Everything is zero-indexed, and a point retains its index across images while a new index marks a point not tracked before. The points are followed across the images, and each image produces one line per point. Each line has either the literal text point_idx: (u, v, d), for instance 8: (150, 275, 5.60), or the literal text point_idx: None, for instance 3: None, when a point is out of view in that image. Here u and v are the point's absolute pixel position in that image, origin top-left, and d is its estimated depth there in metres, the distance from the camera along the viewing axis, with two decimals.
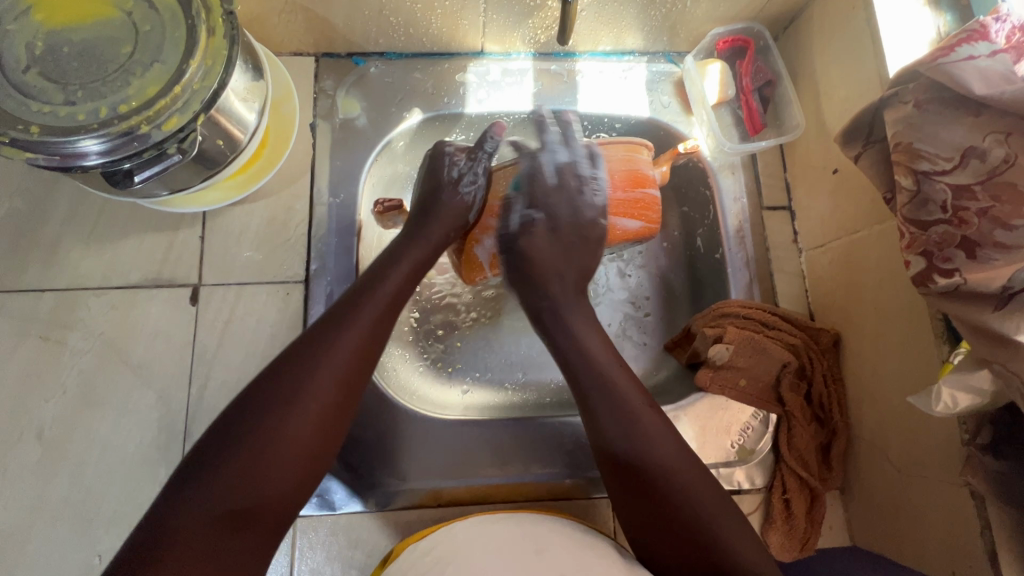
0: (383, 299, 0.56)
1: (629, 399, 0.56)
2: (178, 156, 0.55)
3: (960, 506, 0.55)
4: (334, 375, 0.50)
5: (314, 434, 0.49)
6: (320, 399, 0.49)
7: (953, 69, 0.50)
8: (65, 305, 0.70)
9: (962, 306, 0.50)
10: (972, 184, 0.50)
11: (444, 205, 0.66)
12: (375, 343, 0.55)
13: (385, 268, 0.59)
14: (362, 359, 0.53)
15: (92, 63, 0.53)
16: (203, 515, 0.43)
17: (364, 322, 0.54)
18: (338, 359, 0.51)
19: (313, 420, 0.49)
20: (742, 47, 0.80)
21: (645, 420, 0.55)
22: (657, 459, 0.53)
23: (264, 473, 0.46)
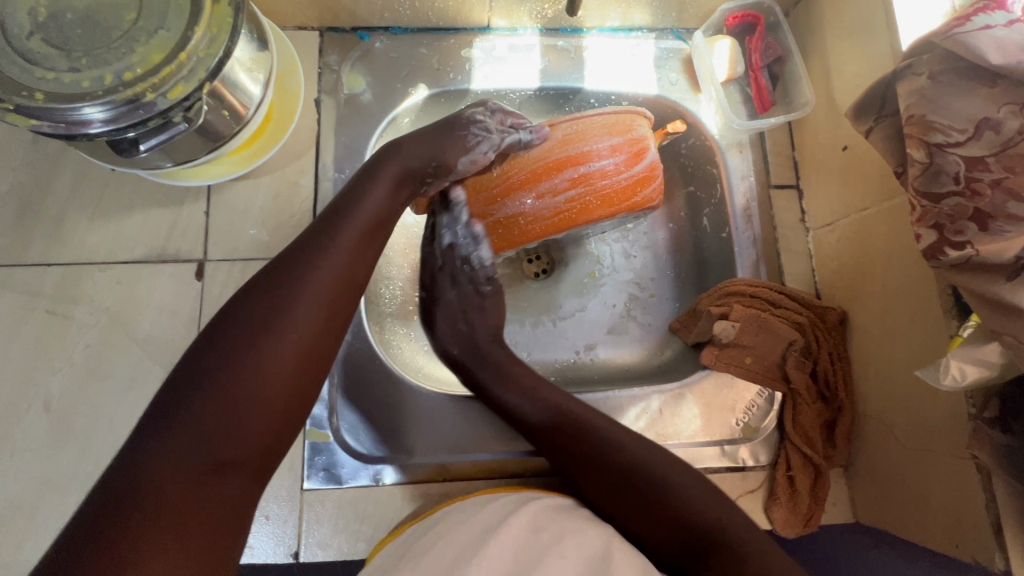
0: (359, 224, 0.56)
1: (582, 417, 0.63)
2: (184, 125, 0.55)
3: (967, 480, 0.55)
4: (314, 304, 0.51)
5: (294, 365, 0.49)
6: (302, 325, 0.50)
7: (968, 39, 0.50)
8: (70, 279, 0.70)
9: (972, 277, 0.50)
10: (985, 156, 0.49)
11: (445, 140, 0.62)
12: (352, 276, 0.54)
13: (363, 187, 0.59)
14: (343, 287, 0.53)
15: (95, 30, 0.52)
16: (184, 457, 0.43)
17: (345, 249, 0.54)
18: (318, 286, 0.51)
19: (295, 352, 0.49)
20: (752, 23, 0.79)
21: (624, 434, 0.61)
22: (623, 457, 0.59)
23: (244, 405, 0.46)
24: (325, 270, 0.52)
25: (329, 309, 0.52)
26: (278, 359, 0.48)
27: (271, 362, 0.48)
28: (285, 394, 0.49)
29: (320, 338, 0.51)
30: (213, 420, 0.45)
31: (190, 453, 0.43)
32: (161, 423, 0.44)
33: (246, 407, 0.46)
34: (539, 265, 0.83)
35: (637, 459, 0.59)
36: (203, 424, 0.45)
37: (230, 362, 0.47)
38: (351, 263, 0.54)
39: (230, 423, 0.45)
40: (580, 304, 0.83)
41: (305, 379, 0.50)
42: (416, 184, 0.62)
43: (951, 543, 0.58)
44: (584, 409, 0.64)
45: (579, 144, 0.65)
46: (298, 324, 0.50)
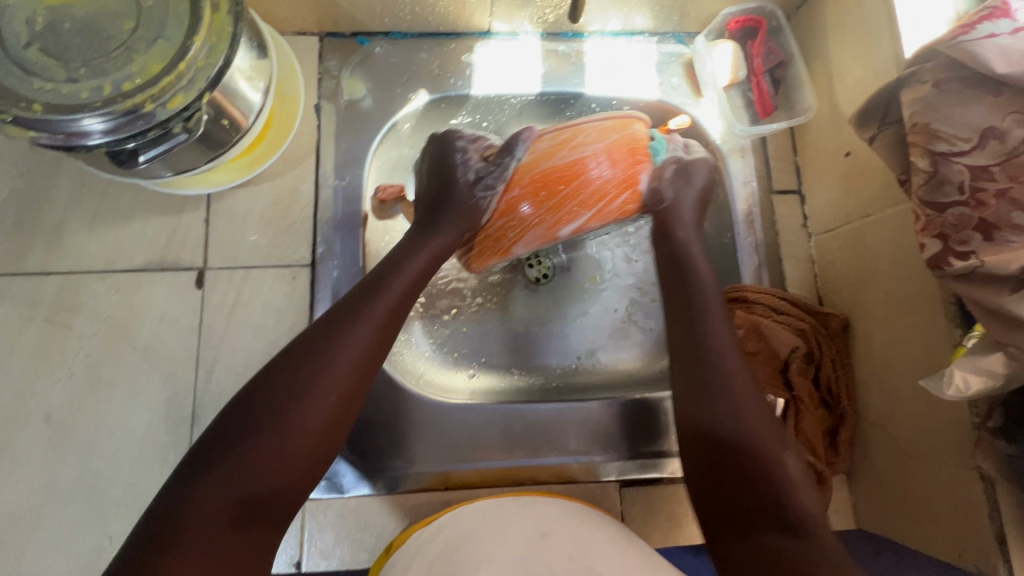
0: (398, 288, 0.58)
1: (738, 378, 0.57)
2: (184, 135, 0.55)
3: (970, 490, 0.55)
4: (346, 366, 0.52)
5: (328, 425, 0.50)
6: (334, 387, 0.51)
7: (974, 47, 0.49)
8: (70, 288, 0.69)
9: (978, 289, 0.49)
10: (990, 165, 0.49)
11: (457, 205, 0.64)
12: (387, 340, 0.56)
13: (403, 257, 0.61)
14: (377, 348, 0.54)
15: (93, 39, 0.52)
16: (222, 507, 0.45)
17: (382, 316, 0.55)
18: (355, 349, 0.53)
19: (326, 410, 0.50)
20: (754, 27, 0.79)
21: (736, 375, 0.57)
22: (748, 424, 0.54)
23: (272, 460, 0.47)
24: (361, 331, 0.54)
25: (362, 368, 0.53)
26: (309, 418, 0.49)
27: (302, 421, 0.49)
28: (314, 453, 0.50)
29: (351, 398, 0.52)
30: (242, 473, 0.46)
31: (220, 500, 0.45)
32: (199, 476, 0.46)
33: (274, 460, 0.47)
34: (540, 271, 0.81)
35: (739, 411, 0.55)
36: (232, 477, 0.46)
37: (266, 420, 0.48)
38: (384, 323, 0.55)
39: (260, 476, 0.47)
40: (582, 308, 0.82)
41: (332, 434, 0.51)
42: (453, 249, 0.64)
43: (954, 552, 0.57)
44: (746, 372, 0.57)
45: (567, 152, 0.63)
46: (332, 385, 0.51)
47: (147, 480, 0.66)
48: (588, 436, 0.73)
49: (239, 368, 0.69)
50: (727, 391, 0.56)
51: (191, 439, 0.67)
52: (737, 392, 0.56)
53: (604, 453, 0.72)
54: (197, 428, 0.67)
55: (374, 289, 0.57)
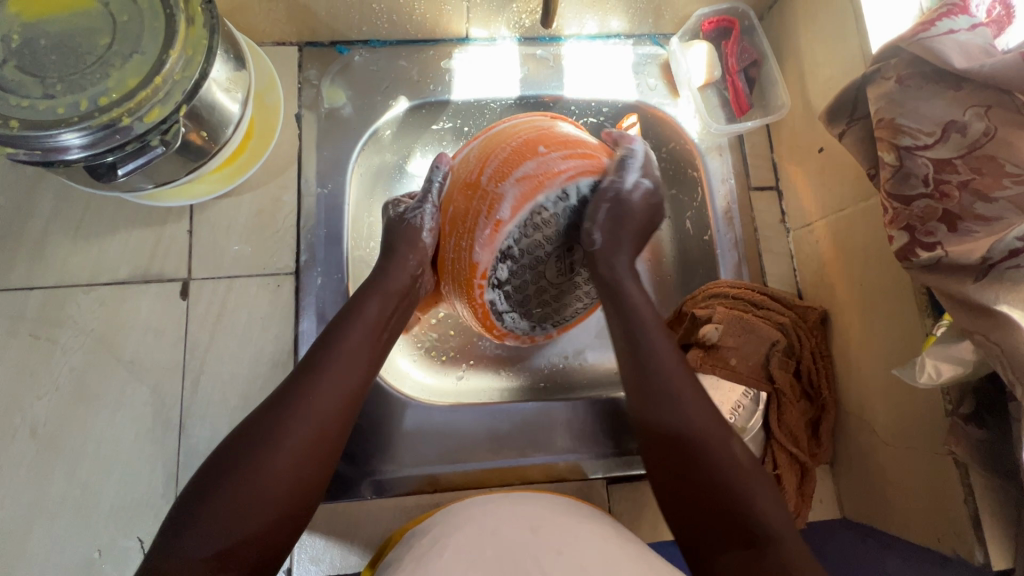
0: (370, 318, 0.59)
1: (662, 358, 0.58)
2: (162, 148, 0.55)
3: (946, 475, 0.56)
4: (318, 410, 0.52)
5: (304, 450, 0.51)
6: (307, 431, 0.51)
7: (934, 43, 0.51)
8: (54, 302, 0.69)
9: (941, 277, 0.51)
10: (953, 158, 0.50)
11: (399, 240, 0.64)
12: (362, 367, 0.57)
13: (369, 291, 0.61)
14: (348, 392, 0.55)
15: (70, 56, 0.52)
16: (206, 539, 0.46)
17: (354, 344, 0.57)
18: (330, 391, 0.54)
19: (303, 438, 0.51)
20: (727, 27, 0.80)
21: (665, 355, 0.58)
22: (692, 424, 0.54)
23: (246, 505, 0.47)
24: (330, 375, 0.54)
25: (337, 412, 0.54)
26: (284, 461, 0.50)
27: (276, 466, 0.49)
28: (293, 485, 0.50)
29: (323, 443, 0.52)
30: (220, 518, 0.46)
31: (196, 554, 0.45)
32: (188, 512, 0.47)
33: (252, 505, 0.47)
34: None
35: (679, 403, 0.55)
36: (206, 526, 0.46)
37: (246, 468, 0.48)
38: (358, 364, 0.56)
39: (234, 524, 0.47)
40: None
41: (306, 481, 0.51)
42: (410, 287, 0.63)
43: (932, 538, 0.58)
44: (672, 357, 0.58)
45: (506, 130, 0.62)
46: (306, 430, 0.51)
47: (135, 490, 0.66)
48: (575, 433, 0.73)
49: (225, 377, 0.70)
50: (654, 386, 0.57)
51: (179, 449, 0.67)
52: (680, 393, 0.56)
53: (591, 450, 0.73)
54: (185, 437, 0.68)
55: (342, 331, 0.58)
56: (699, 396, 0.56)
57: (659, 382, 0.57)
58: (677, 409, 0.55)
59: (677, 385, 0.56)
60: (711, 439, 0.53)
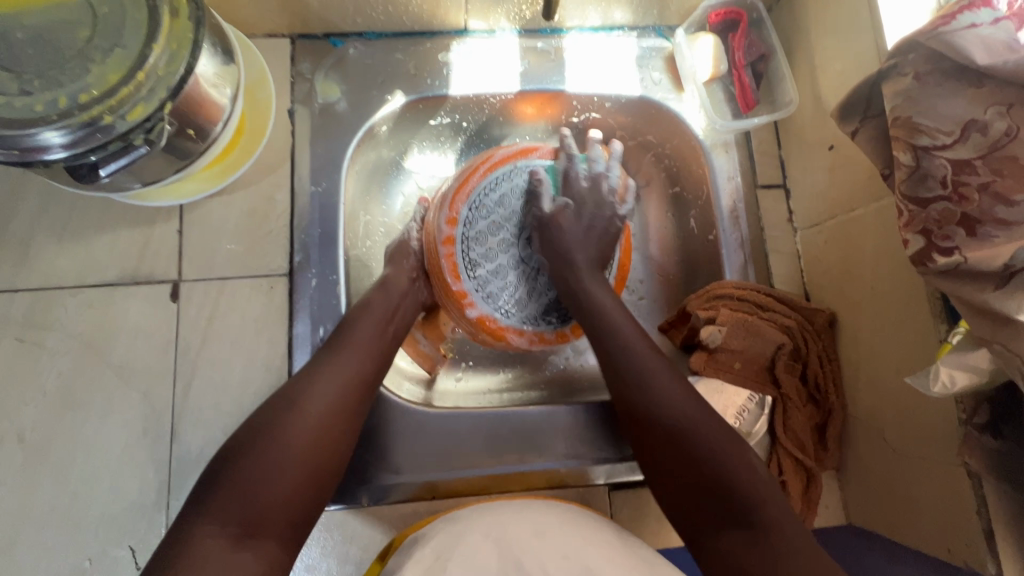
0: (376, 314, 0.63)
1: (643, 357, 0.59)
2: (145, 148, 0.52)
3: (958, 485, 0.54)
4: (338, 385, 0.56)
5: (320, 429, 0.53)
6: (331, 405, 0.54)
7: (957, 39, 0.48)
8: (39, 305, 0.67)
9: (960, 284, 0.49)
10: (973, 159, 0.48)
11: (397, 251, 0.70)
12: (370, 360, 0.59)
13: (371, 296, 0.64)
14: (363, 373, 0.58)
15: (47, 50, 0.50)
16: (226, 518, 0.45)
17: (365, 337, 0.60)
18: (347, 373, 0.57)
19: (315, 420, 0.53)
20: (734, 19, 0.77)
21: (649, 357, 0.58)
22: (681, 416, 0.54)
23: (271, 471, 0.49)
24: (346, 358, 0.58)
25: (354, 390, 0.57)
26: (307, 433, 0.52)
27: (299, 436, 0.51)
28: (308, 464, 0.51)
29: (343, 415, 0.55)
30: (249, 484, 0.48)
31: (225, 522, 0.45)
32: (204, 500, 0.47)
33: (277, 472, 0.49)
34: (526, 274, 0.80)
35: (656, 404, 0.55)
36: (239, 490, 0.47)
37: (274, 438, 0.50)
38: (366, 352, 0.60)
39: (261, 487, 0.48)
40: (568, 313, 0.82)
41: (325, 455, 0.53)
42: (399, 294, 0.66)
43: (943, 548, 0.57)
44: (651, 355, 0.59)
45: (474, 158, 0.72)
46: (326, 404, 0.54)
47: (126, 498, 0.65)
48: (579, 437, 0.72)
49: (218, 382, 0.68)
50: (645, 377, 0.57)
51: (170, 456, 0.66)
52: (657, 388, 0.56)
53: (592, 456, 0.71)
54: (177, 443, 0.66)
55: (353, 324, 0.61)
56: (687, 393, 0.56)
57: (626, 368, 0.58)
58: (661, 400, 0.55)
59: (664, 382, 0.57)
60: (710, 435, 0.52)
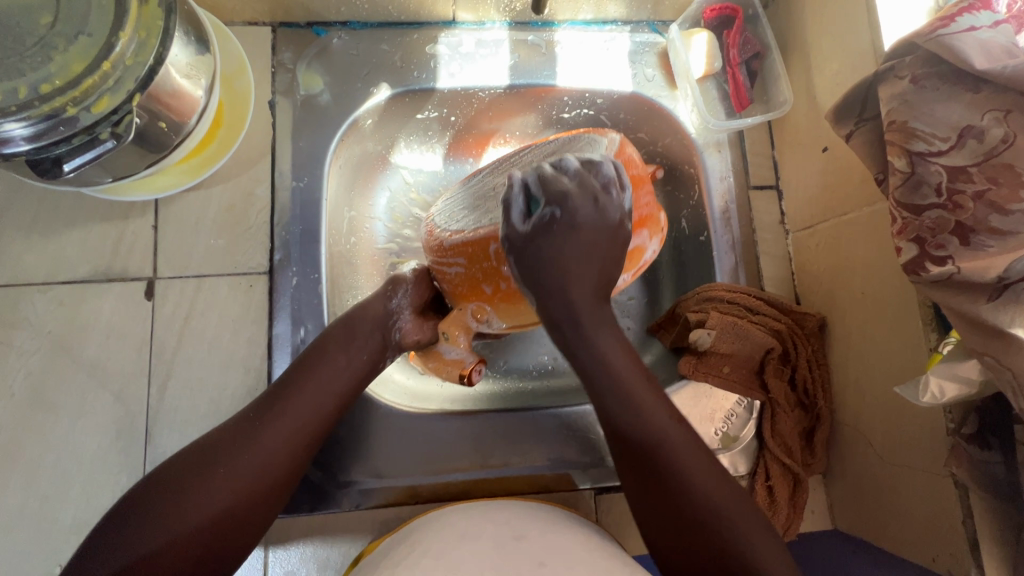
0: (349, 351, 0.59)
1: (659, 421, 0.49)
2: (112, 142, 0.49)
3: (944, 494, 0.54)
4: (289, 427, 0.53)
5: (254, 469, 0.50)
6: (247, 476, 0.49)
7: (953, 40, 0.47)
8: (7, 302, 0.65)
9: (953, 295, 0.48)
10: (968, 166, 0.47)
11: (363, 308, 0.62)
12: (327, 401, 0.56)
13: (341, 326, 0.60)
14: (300, 441, 0.53)
15: (5, 36, 0.47)
16: (127, 553, 0.44)
17: (328, 371, 0.57)
18: (287, 426, 0.53)
19: (255, 460, 0.50)
20: (730, 14, 0.76)
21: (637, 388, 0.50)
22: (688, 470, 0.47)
23: (191, 507, 0.46)
24: (286, 419, 0.53)
25: (288, 457, 0.52)
26: (227, 496, 0.48)
27: (205, 502, 0.47)
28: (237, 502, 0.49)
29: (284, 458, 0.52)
30: (165, 518, 0.45)
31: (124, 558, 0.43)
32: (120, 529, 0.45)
33: (189, 517, 0.46)
34: None
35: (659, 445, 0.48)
36: (151, 525, 0.45)
37: (181, 497, 0.46)
38: (329, 391, 0.56)
39: (169, 528, 0.45)
40: None
41: (259, 497, 0.50)
42: (365, 335, 0.60)
43: (929, 556, 0.56)
44: (684, 436, 0.49)
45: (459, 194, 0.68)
46: (253, 465, 0.50)
47: (98, 503, 0.63)
48: (564, 442, 0.70)
49: (195, 383, 0.66)
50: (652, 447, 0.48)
51: (145, 459, 0.64)
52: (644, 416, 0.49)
53: (579, 460, 0.70)
54: (152, 446, 0.64)
55: (316, 361, 0.57)
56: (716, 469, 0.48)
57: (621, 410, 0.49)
58: (683, 476, 0.47)
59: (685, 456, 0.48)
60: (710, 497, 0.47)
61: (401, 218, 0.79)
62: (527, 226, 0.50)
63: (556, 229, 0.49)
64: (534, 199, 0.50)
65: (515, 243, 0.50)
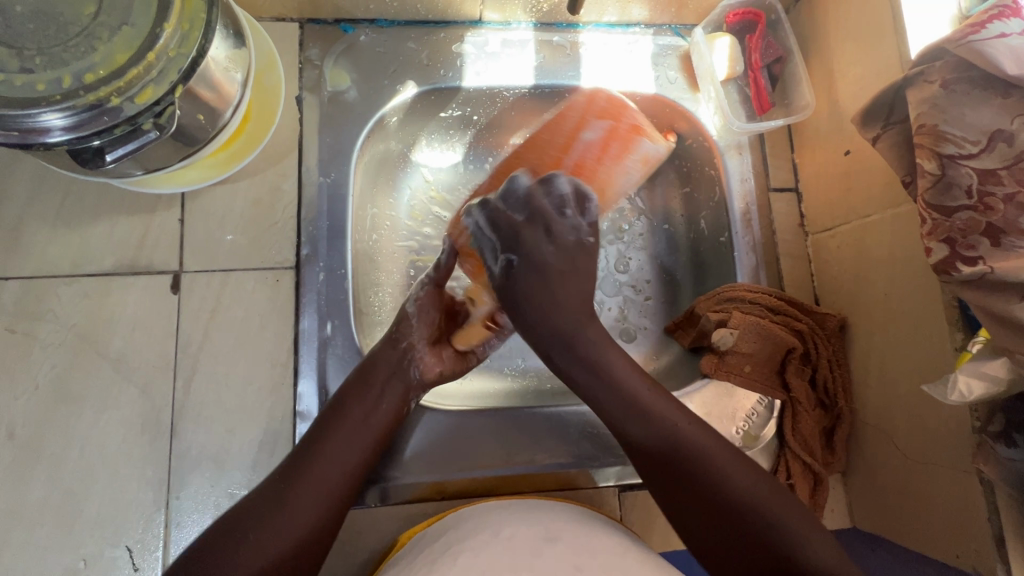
0: (373, 404, 0.59)
1: (695, 443, 0.54)
2: (155, 133, 0.49)
3: (969, 491, 0.55)
4: (324, 489, 0.54)
5: (296, 535, 0.51)
6: (289, 543, 0.50)
7: (984, 47, 0.48)
8: (31, 294, 0.64)
9: (985, 295, 0.49)
10: (998, 168, 0.49)
11: (376, 357, 0.61)
12: (357, 458, 0.57)
13: (360, 380, 0.60)
14: (336, 499, 0.54)
15: (50, 26, 0.47)
16: None
17: (353, 428, 0.57)
18: (323, 486, 0.54)
19: (296, 526, 0.51)
20: (752, 21, 0.77)
21: (667, 414, 0.55)
22: (736, 488, 0.51)
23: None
24: (314, 484, 0.53)
25: (328, 514, 0.53)
26: (270, 560, 0.49)
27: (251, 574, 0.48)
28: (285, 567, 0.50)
29: (325, 519, 0.53)
30: None
31: None
32: None
33: None
34: None
35: (704, 465, 0.53)
36: None
37: (224, 570, 0.48)
38: (358, 449, 0.57)
39: None
40: None
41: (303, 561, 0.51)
42: (379, 393, 0.59)
43: (951, 553, 0.58)
44: (692, 428, 0.55)
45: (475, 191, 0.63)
46: (294, 527, 0.51)
47: (123, 497, 0.62)
48: (586, 440, 0.71)
49: (220, 377, 0.65)
50: (703, 470, 0.52)
51: (170, 453, 0.63)
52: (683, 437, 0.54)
53: (602, 459, 0.70)
54: (177, 440, 0.64)
55: (342, 417, 0.57)
56: (734, 457, 0.54)
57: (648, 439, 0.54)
58: (729, 487, 0.51)
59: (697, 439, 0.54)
60: (763, 509, 0.50)
61: (421, 216, 0.78)
62: (500, 268, 0.55)
63: (517, 272, 0.54)
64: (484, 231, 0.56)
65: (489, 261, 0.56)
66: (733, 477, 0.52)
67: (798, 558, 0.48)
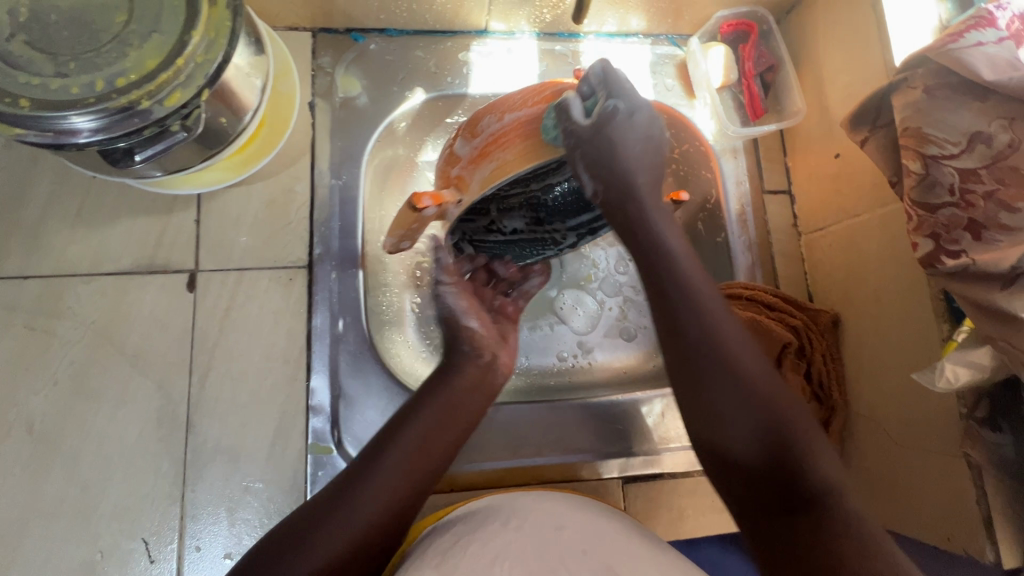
0: (444, 403, 0.57)
1: (725, 331, 0.48)
2: (183, 134, 0.53)
3: (958, 474, 0.58)
4: (392, 485, 0.51)
5: (359, 533, 0.48)
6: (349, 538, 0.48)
7: (962, 55, 0.52)
8: (51, 292, 0.66)
9: (966, 286, 0.52)
10: (978, 168, 0.52)
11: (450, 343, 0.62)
12: (431, 457, 0.54)
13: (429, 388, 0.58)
14: (405, 495, 0.51)
15: (83, 33, 0.50)
16: None
17: (427, 425, 0.55)
18: (391, 482, 0.51)
19: (360, 523, 0.48)
20: (745, 31, 0.81)
21: (703, 291, 0.50)
22: (761, 392, 0.46)
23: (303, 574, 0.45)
24: (382, 482, 0.51)
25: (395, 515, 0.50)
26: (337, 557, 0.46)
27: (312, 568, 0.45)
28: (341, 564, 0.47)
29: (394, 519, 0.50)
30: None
31: None
32: None
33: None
34: None
35: (733, 360, 0.47)
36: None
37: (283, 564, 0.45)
38: (437, 450, 0.54)
39: None
40: (580, 301, 0.78)
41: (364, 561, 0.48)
42: (444, 392, 0.58)
43: (942, 536, 0.60)
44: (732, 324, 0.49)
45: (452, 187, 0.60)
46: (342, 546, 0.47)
47: (140, 490, 0.64)
48: (589, 432, 0.74)
49: (235, 373, 0.67)
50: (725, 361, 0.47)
51: (186, 447, 0.65)
52: (720, 329, 0.48)
53: (606, 450, 0.73)
54: (193, 434, 0.65)
55: (423, 418, 0.55)
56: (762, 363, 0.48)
57: (686, 318, 0.49)
58: (750, 383, 0.46)
59: (740, 348, 0.48)
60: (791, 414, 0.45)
61: None
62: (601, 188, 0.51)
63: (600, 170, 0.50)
64: (558, 122, 0.48)
65: (576, 139, 0.47)
66: (757, 371, 0.47)
67: (821, 481, 0.42)
